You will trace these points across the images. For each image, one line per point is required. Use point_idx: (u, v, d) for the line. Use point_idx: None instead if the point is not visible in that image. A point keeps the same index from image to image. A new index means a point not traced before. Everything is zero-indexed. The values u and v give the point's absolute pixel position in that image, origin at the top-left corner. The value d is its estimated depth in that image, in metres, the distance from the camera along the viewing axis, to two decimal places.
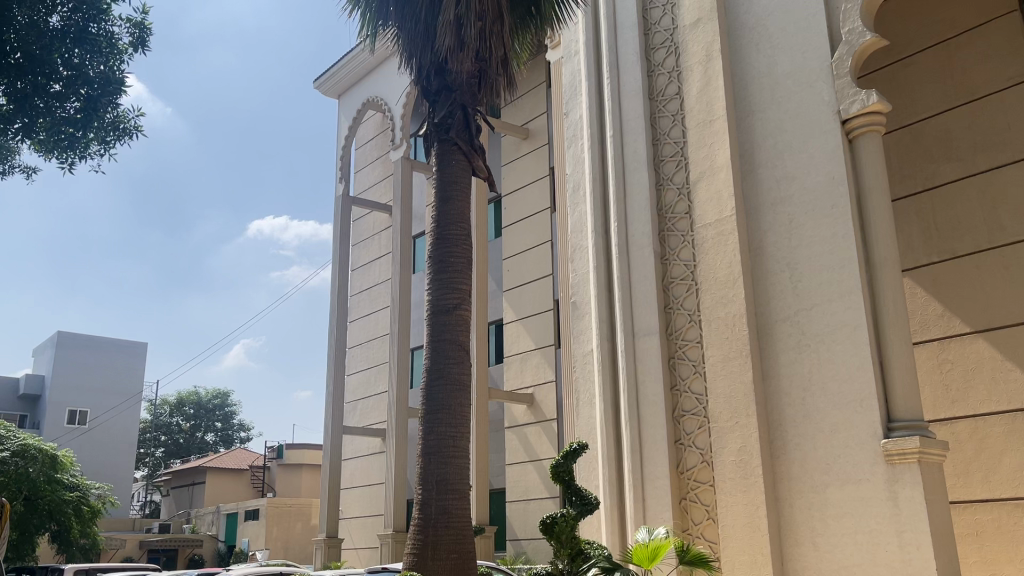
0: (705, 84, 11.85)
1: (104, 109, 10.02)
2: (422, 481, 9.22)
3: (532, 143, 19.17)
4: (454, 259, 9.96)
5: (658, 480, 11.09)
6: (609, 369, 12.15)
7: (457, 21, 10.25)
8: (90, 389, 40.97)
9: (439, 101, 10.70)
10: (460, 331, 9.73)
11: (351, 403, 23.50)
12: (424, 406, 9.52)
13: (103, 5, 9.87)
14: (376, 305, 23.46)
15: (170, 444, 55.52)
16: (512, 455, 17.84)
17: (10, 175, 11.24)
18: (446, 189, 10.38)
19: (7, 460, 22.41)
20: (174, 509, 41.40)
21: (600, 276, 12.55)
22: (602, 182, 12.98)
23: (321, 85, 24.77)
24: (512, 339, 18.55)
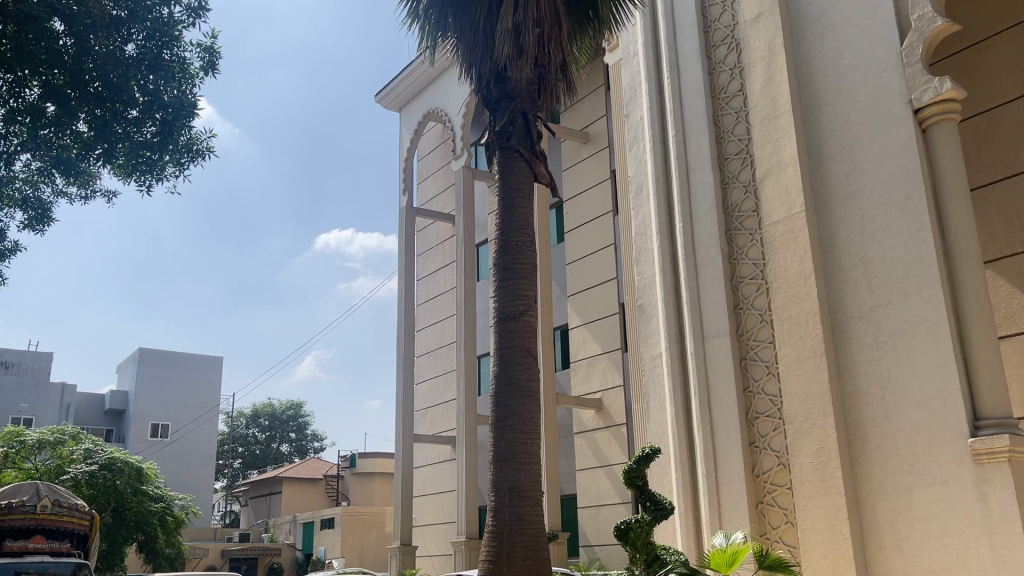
0: (769, 79, 11.63)
1: (178, 132, 10.32)
2: (495, 488, 9.26)
3: (592, 147, 19.08)
4: (519, 267, 9.99)
5: (733, 484, 10.89)
6: (678, 372, 12.00)
7: (516, 29, 10.33)
8: (171, 402, 42.32)
9: (500, 109, 10.77)
10: (527, 337, 9.75)
11: (421, 411, 23.74)
12: (494, 413, 9.56)
13: (175, 32, 10.17)
14: (442, 314, 23.67)
15: (246, 456, 57.05)
16: (582, 460, 17.74)
17: (92, 199, 11.74)
18: (508, 196, 10.41)
19: (96, 473, 23.33)
20: (253, 518, 42.33)
21: (666, 279, 12.42)
22: (666, 183, 12.84)
23: (382, 99, 25.17)
24: (579, 344, 18.47)
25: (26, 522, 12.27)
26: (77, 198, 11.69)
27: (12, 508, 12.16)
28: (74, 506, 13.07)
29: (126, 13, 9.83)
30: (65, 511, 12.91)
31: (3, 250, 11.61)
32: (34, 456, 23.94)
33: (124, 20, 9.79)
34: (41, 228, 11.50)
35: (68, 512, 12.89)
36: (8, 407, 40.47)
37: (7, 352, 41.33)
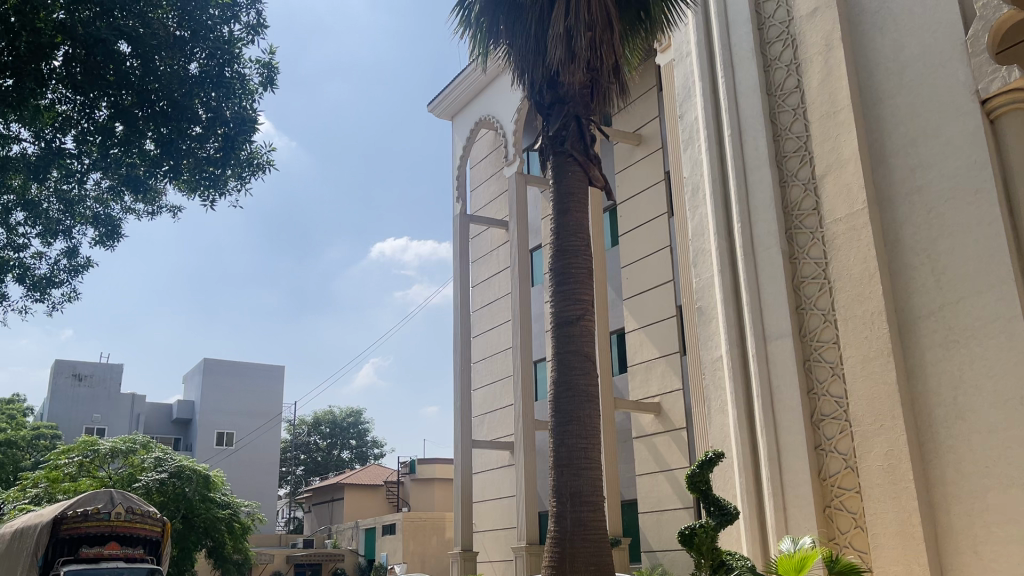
0: (827, 75, 11.40)
1: (240, 147, 10.55)
2: (556, 493, 9.25)
3: (646, 149, 18.93)
4: (576, 270, 9.97)
5: (799, 488, 10.67)
6: (739, 375, 11.82)
7: (567, 33, 10.35)
8: (235, 411, 43.29)
9: (553, 114, 10.79)
10: (586, 342, 9.72)
11: (479, 417, 23.83)
12: (554, 418, 9.55)
13: (236, 49, 10.40)
14: (498, 320, 23.73)
15: (310, 462, 58.32)
16: (642, 465, 17.58)
17: (159, 214, 12.08)
18: (563, 200, 10.40)
19: (166, 481, 23.98)
20: (316, 525, 42.96)
21: (725, 280, 12.25)
22: (723, 183, 12.66)
23: (435, 108, 25.42)
24: (636, 348, 18.32)
25: (102, 529, 12.64)
26: (144, 214, 12.04)
27: (89, 515, 12.48)
28: (145, 512, 13.34)
29: (188, 33, 10.07)
30: (138, 518, 13.20)
31: (76, 266, 12.02)
32: (108, 465, 24.78)
33: (187, 40, 10.05)
34: (111, 243, 11.89)
35: (142, 519, 13.18)
36: (82, 417, 42.13)
37: (81, 364, 42.88)
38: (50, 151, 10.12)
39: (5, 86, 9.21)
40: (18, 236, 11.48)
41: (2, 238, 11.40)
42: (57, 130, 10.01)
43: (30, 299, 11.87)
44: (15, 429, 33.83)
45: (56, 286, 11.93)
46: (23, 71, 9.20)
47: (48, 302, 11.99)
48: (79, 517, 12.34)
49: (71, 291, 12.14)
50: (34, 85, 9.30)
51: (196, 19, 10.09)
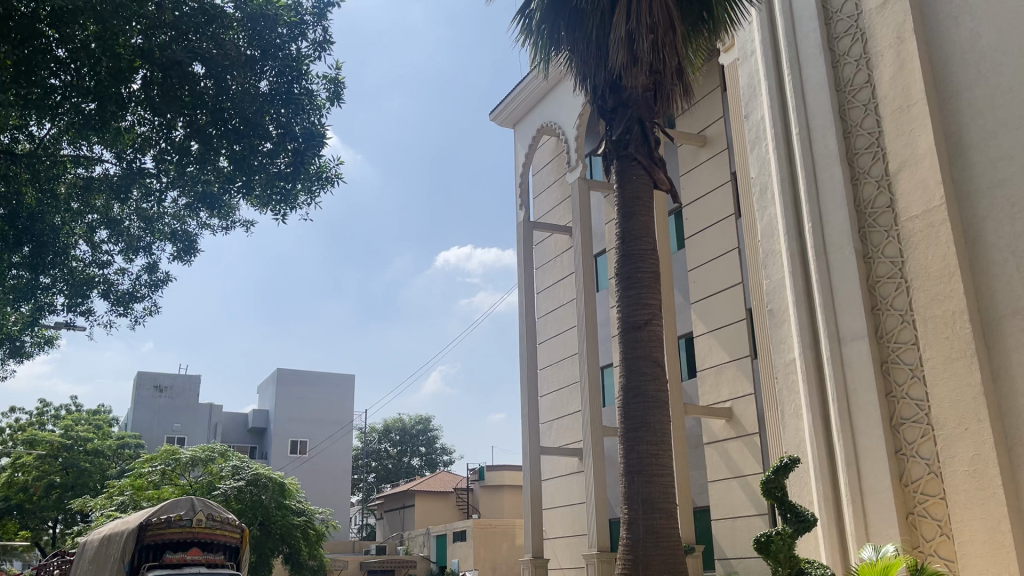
0: (899, 68, 11.07)
1: (310, 161, 10.78)
2: (627, 500, 9.18)
3: (711, 150, 18.65)
4: (642, 275, 9.89)
5: (879, 494, 10.35)
6: (814, 379, 11.54)
7: (629, 37, 10.30)
8: (308, 420, 44.15)
9: (616, 118, 10.76)
10: (654, 346, 9.63)
11: (547, 424, 23.79)
12: (623, 425, 9.48)
13: (303, 66, 10.65)
14: (564, 326, 23.68)
15: (381, 470, 59.17)
16: (714, 471, 17.29)
17: (233, 228, 12.45)
18: (628, 204, 10.34)
19: (243, 488, 24.55)
20: (387, 532, 43.44)
21: (797, 282, 11.99)
22: (792, 183, 12.40)
23: (498, 116, 25.60)
24: (705, 352, 18.05)
25: (182, 535, 12.31)
26: (219, 228, 12.42)
27: (170, 521, 12.23)
28: (224, 519, 12.83)
29: (259, 52, 10.35)
30: (218, 525, 12.71)
31: (156, 281, 12.46)
32: (189, 473, 25.68)
33: (258, 58, 10.33)
34: (189, 258, 12.27)
35: (221, 525, 12.70)
36: (163, 427, 43.68)
37: (161, 375, 44.42)
38: (131, 170, 10.72)
39: (88, 110, 9.59)
40: (101, 253, 11.98)
41: (87, 255, 11.91)
42: (137, 150, 10.54)
43: (114, 313, 12.36)
44: (101, 439, 35.31)
45: (138, 300, 12.39)
46: (105, 96, 9.50)
47: (130, 316, 12.48)
48: (162, 524, 12.13)
49: (152, 305, 12.62)
50: (114, 108, 9.66)
51: (265, 38, 10.37)
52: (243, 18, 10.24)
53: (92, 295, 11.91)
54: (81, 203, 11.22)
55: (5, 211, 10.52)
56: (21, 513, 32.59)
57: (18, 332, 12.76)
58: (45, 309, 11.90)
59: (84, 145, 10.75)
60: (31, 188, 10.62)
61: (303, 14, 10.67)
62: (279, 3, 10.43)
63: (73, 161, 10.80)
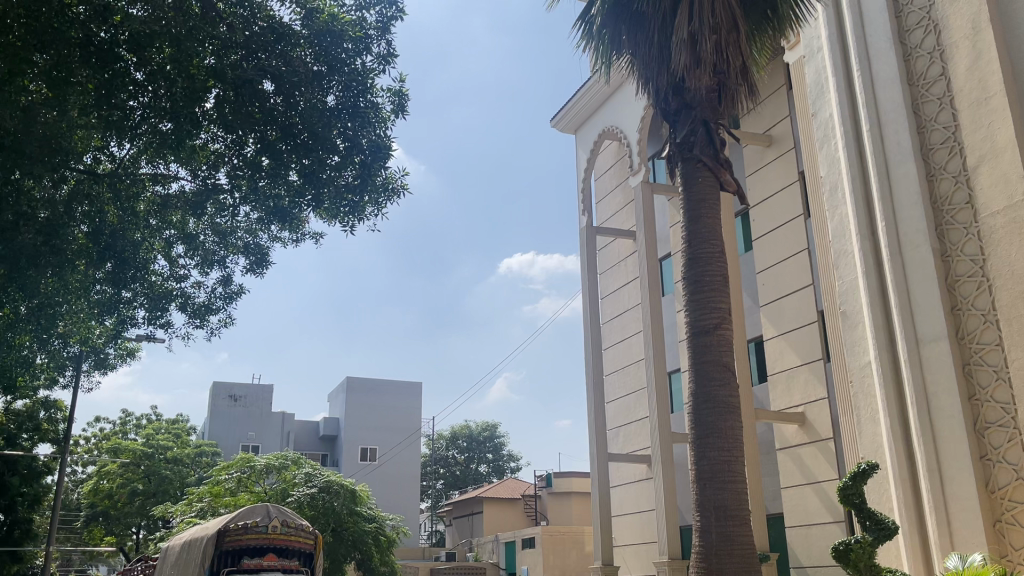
0: (975, 59, 10.70)
1: (376, 174, 10.95)
2: (700, 507, 9.06)
3: (777, 150, 18.30)
4: (710, 278, 9.76)
5: (964, 501, 9.97)
6: (891, 383, 11.19)
7: (692, 38, 10.21)
8: (377, 427, 44.77)
9: (680, 120, 10.65)
10: (724, 351, 9.48)
11: (614, 430, 23.61)
12: (694, 431, 9.36)
13: (369, 80, 10.83)
14: (629, 331, 23.49)
15: (449, 476, 59.54)
16: (788, 478, 16.89)
17: (303, 240, 12.73)
18: (694, 207, 10.21)
19: (316, 495, 25.12)
20: (457, 538, 43.61)
21: (871, 283, 11.66)
22: (864, 181, 12.07)
23: (559, 123, 25.63)
24: (776, 356, 17.69)
25: (259, 542, 12.42)
26: (290, 241, 12.73)
27: (248, 528, 12.34)
28: (298, 525, 12.84)
29: (325, 67, 10.56)
30: (292, 531, 12.74)
31: (230, 293, 12.82)
32: (263, 480, 26.35)
33: (324, 74, 10.54)
34: (261, 271, 12.58)
35: (295, 531, 12.72)
36: (238, 436, 44.94)
37: (235, 386, 45.72)
38: (205, 187, 11.06)
39: (165, 129, 9.88)
40: (178, 268, 12.40)
41: (165, 270, 12.35)
42: (211, 167, 10.82)
43: (191, 325, 12.76)
44: (179, 447, 36.30)
45: (214, 312, 12.76)
46: (180, 116, 9.78)
47: (206, 328, 12.85)
48: (241, 530, 12.28)
49: (227, 317, 12.97)
50: (190, 127, 9.85)
51: (332, 54, 10.58)
52: (310, 35, 10.49)
53: (171, 308, 12.31)
54: (159, 220, 11.68)
55: (90, 228, 10.85)
56: (106, 518, 34.74)
57: (103, 344, 13.30)
58: (127, 323, 12.24)
59: (160, 164, 11.25)
60: (113, 206, 11.02)
61: (367, 29, 10.85)
62: (344, 19, 10.66)
63: (151, 179, 11.27)
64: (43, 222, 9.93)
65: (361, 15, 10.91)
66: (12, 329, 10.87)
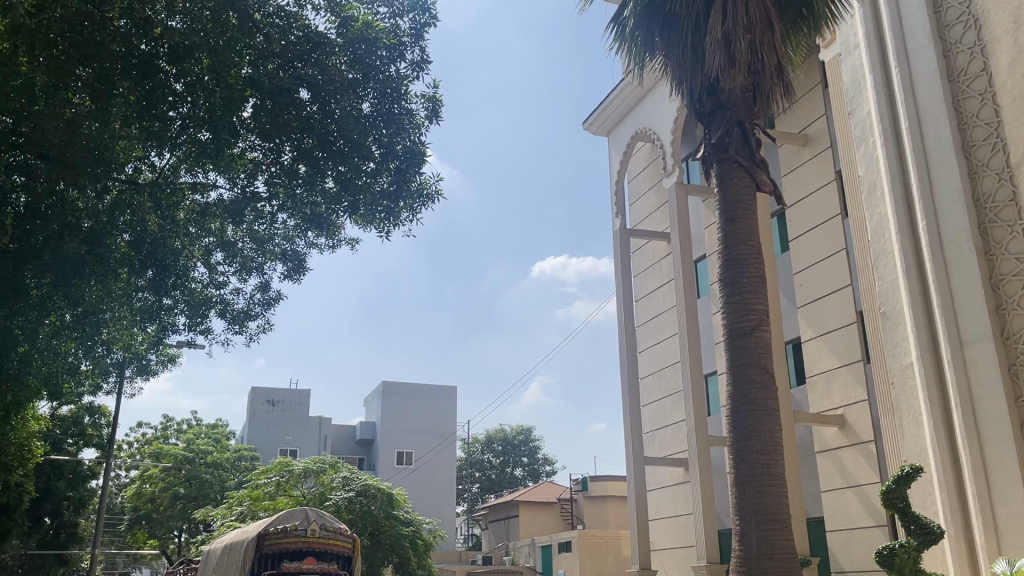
0: (1018, 54, 10.48)
1: (411, 180, 11.02)
2: (739, 511, 8.98)
3: (813, 149, 18.08)
4: (747, 280, 9.67)
5: (1011, 505, 9.75)
6: (934, 385, 10.98)
7: (726, 38, 10.14)
8: (413, 431, 44.99)
9: (715, 121, 10.56)
10: (762, 353, 9.39)
11: (650, 433, 23.47)
12: (732, 435, 9.29)
13: (403, 87, 10.91)
14: (665, 333, 23.35)
15: (485, 480, 59.62)
16: (828, 481, 16.65)
17: (339, 246, 12.87)
18: (730, 208, 10.12)
19: (353, 499, 25.31)
20: (493, 542, 43.64)
21: (912, 283, 11.46)
22: (903, 179, 11.88)
23: (591, 125, 25.57)
24: (814, 357, 17.46)
25: (297, 546, 12.45)
26: (326, 247, 12.86)
27: (287, 531, 12.40)
28: (337, 529, 12.77)
29: (360, 75, 10.66)
30: (331, 535, 12.69)
31: (268, 299, 12.98)
32: (301, 484, 26.65)
33: (359, 81, 10.64)
34: (299, 277, 12.75)
35: (334, 535, 12.66)
36: (276, 441, 45.50)
37: (273, 391, 46.51)
38: (244, 196, 11.18)
39: (204, 139, 10.08)
40: (218, 275, 12.61)
41: (205, 277, 12.55)
42: (248, 175, 11.01)
43: (231, 331, 12.95)
44: (219, 451, 36.75)
45: (252, 318, 12.94)
46: (218, 125, 9.97)
47: (245, 334, 13.03)
48: (280, 533, 12.36)
49: (265, 322, 13.13)
50: (228, 135, 10.09)
51: (366, 62, 10.68)
52: (345, 43, 10.60)
53: (210, 314, 12.50)
54: (198, 228, 11.83)
55: (132, 236, 11.08)
56: (149, 521, 35.37)
57: (145, 349, 13.54)
58: (168, 329, 12.49)
59: (199, 172, 11.32)
60: (153, 215, 11.25)
61: (401, 36, 10.94)
62: (378, 27, 10.74)
63: (190, 188, 11.38)
64: (87, 231, 10.09)
65: (394, 23, 10.99)
66: (56, 337, 10.95)
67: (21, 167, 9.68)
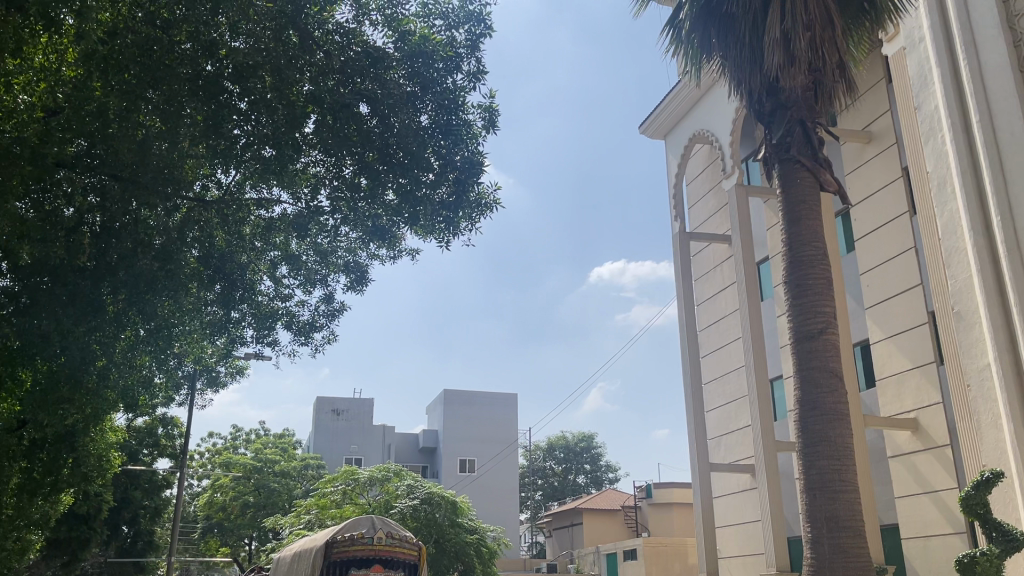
0: None
1: (470, 189, 11.16)
2: (810, 518, 8.78)
3: (877, 146, 17.63)
4: (812, 281, 9.48)
5: None
6: (1014, 386, 10.56)
7: (784, 37, 9.98)
8: (475, 439, 45.18)
9: (775, 120, 10.39)
10: (831, 357, 9.18)
11: (715, 439, 23.13)
12: (800, 440, 9.10)
13: (460, 98, 11.03)
14: (728, 337, 23.01)
15: (547, 487, 59.55)
16: (901, 486, 16.16)
17: (400, 257, 13.05)
18: (794, 209, 9.94)
19: (418, 507, 25.56)
20: (557, 550, 43.42)
21: (987, 281, 11.06)
22: (975, 175, 11.48)
23: (648, 129, 25.41)
24: (884, 360, 16.99)
25: (365, 553, 12.52)
26: (388, 258, 13.05)
27: (355, 539, 12.49)
28: (403, 536, 12.85)
29: (418, 87, 10.79)
30: (397, 542, 12.78)
31: (333, 310, 13.22)
32: (367, 492, 27.05)
33: (417, 94, 10.78)
34: (362, 288, 13.00)
35: (400, 543, 12.75)
36: (341, 449, 46.23)
37: (338, 400, 47.28)
38: (310, 210, 11.48)
39: (268, 155, 10.21)
40: (283, 287, 12.91)
41: (271, 290, 12.86)
42: (311, 189, 11.18)
43: (297, 343, 13.23)
44: (286, 460, 37.57)
45: (317, 330, 13.19)
46: (281, 141, 10.10)
47: (311, 345, 13.29)
48: (348, 541, 12.41)
49: (330, 333, 13.38)
50: (291, 152, 10.24)
51: (424, 75, 10.81)
52: (403, 57, 10.71)
53: (277, 326, 12.80)
54: (264, 242, 12.20)
55: (201, 253, 11.43)
56: (221, 529, 36.50)
57: (216, 361, 13.92)
58: (237, 342, 12.84)
59: (264, 188, 11.63)
60: (221, 231, 11.53)
61: (457, 48, 11.05)
62: (435, 40, 10.86)
63: (256, 204, 11.74)
64: (159, 248, 10.39)
65: (450, 35, 11.10)
66: (132, 350, 11.18)
67: (95, 190, 9.93)
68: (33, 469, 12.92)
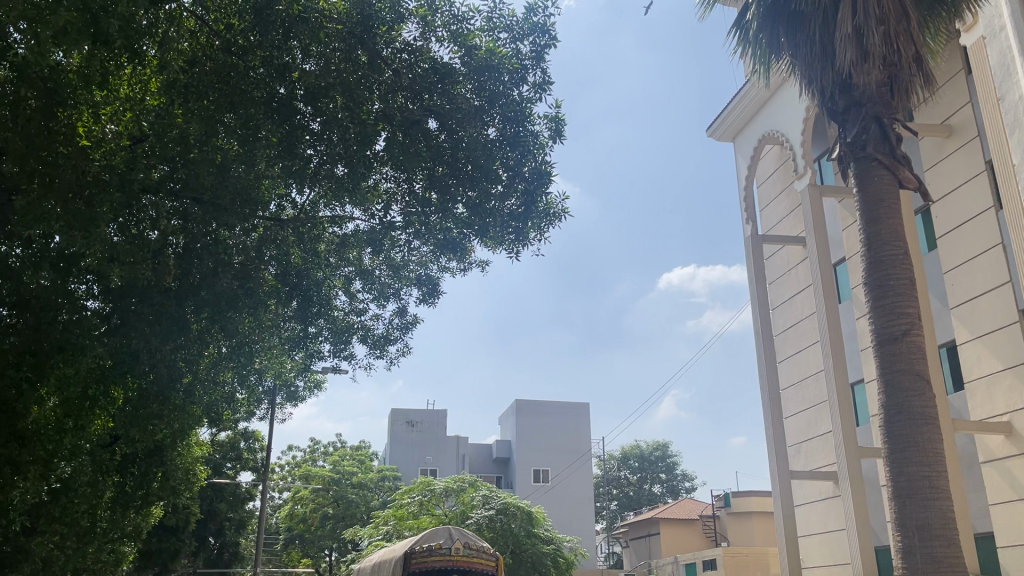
0: None
1: (539, 199, 11.27)
2: (900, 526, 8.48)
3: (958, 140, 17.01)
4: (895, 282, 9.20)
5: None
6: None
7: (857, 33, 9.73)
8: (548, 449, 45.12)
9: (849, 119, 10.14)
10: (917, 358, 8.88)
11: (795, 446, 22.57)
12: (888, 445, 8.80)
13: (528, 109, 11.03)
14: (805, 341, 22.46)
15: (623, 497, 59.06)
16: (996, 493, 15.46)
17: (470, 269, 13.16)
18: (872, 208, 9.66)
19: (494, 518, 25.65)
20: (635, 560, 42.82)
21: None
22: None
23: (716, 132, 25.09)
24: (972, 361, 16.33)
25: (443, 564, 12.54)
26: (459, 270, 13.18)
27: (432, 550, 12.51)
28: (480, 547, 12.84)
29: (485, 101, 10.83)
30: (474, 553, 12.79)
31: (406, 324, 13.41)
32: (443, 503, 27.27)
33: (485, 108, 10.82)
34: (434, 301, 13.16)
35: (477, 553, 12.76)
36: (416, 461, 46.71)
37: (411, 412, 47.76)
38: (382, 227, 11.79)
39: (340, 173, 10.57)
40: (358, 302, 13.16)
41: (346, 305, 13.11)
42: (383, 206, 11.60)
43: (372, 356, 13.47)
44: (364, 472, 38.14)
45: (392, 342, 13.40)
46: (354, 160, 10.42)
47: (386, 358, 13.52)
48: (426, 552, 12.46)
49: (405, 346, 13.58)
50: (363, 169, 10.54)
51: (491, 88, 10.84)
52: (470, 72, 10.79)
53: (352, 340, 13.08)
54: (338, 258, 12.46)
55: (279, 270, 11.85)
56: (303, 540, 36.81)
57: (295, 375, 14.27)
58: (316, 356, 13.16)
59: (337, 207, 11.85)
60: (296, 249, 11.81)
61: (523, 60, 11.11)
62: (502, 53, 10.88)
63: (330, 221, 11.91)
64: (238, 266, 10.82)
65: (516, 47, 11.16)
66: (215, 367, 11.58)
67: (177, 213, 10.29)
68: (126, 483, 13.32)
